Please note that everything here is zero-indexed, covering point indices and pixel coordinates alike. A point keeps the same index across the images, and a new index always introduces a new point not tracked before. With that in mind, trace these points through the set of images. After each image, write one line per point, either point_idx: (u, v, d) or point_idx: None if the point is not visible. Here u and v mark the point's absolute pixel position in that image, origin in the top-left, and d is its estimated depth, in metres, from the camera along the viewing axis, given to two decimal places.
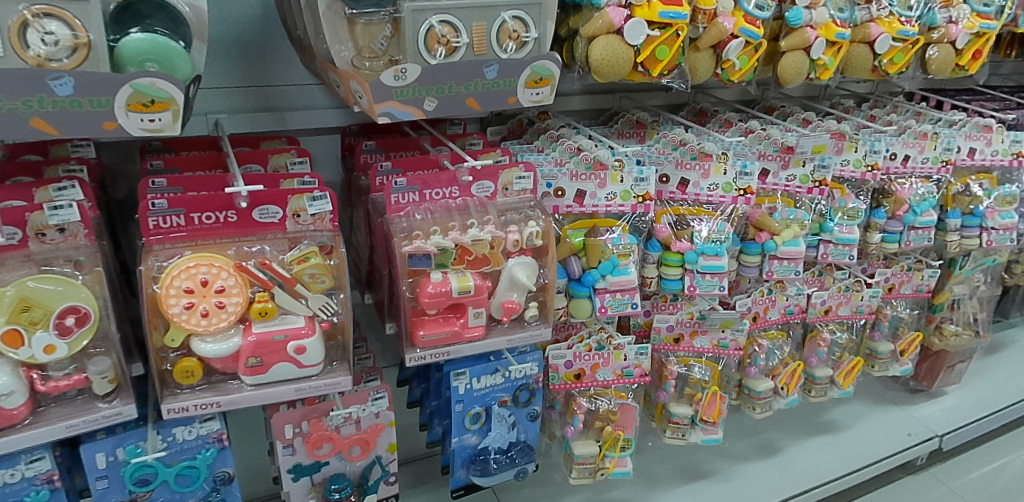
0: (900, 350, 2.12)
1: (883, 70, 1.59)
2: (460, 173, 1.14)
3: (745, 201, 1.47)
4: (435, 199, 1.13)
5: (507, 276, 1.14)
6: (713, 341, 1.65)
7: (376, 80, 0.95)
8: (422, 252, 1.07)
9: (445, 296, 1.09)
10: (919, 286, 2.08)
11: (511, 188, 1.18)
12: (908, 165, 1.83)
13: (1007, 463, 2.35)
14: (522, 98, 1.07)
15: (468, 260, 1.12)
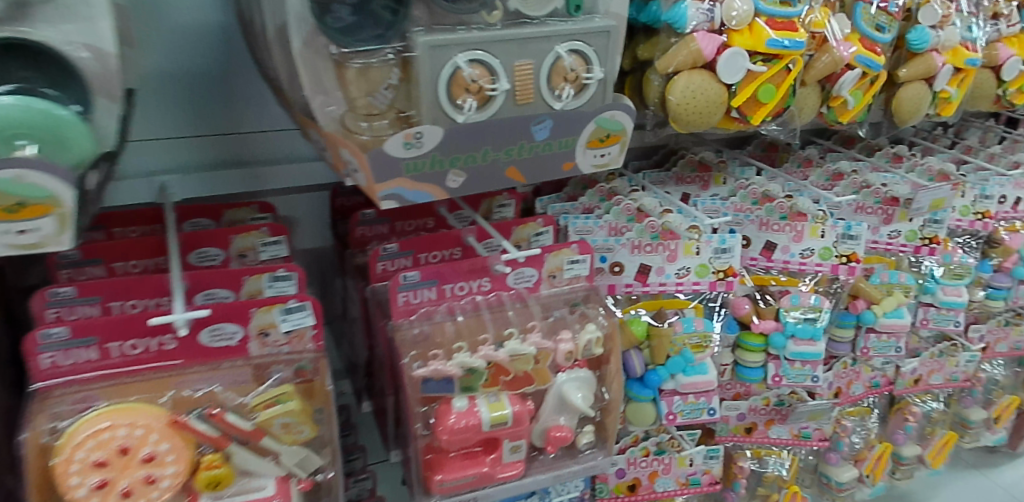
0: (995, 416, 1.80)
1: (1009, 101, 1.27)
2: (494, 260, 0.86)
3: (848, 271, 1.17)
4: (458, 297, 0.86)
5: (555, 396, 0.83)
6: (793, 431, 1.34)
7: (378, 149, 0.65)
8: (442, 376, 0.77)
9: (472, 433, 0.78)
10: (1017, 342, 1.71)
11: (560, 276, 0.90)
12: (1019, 208, 1.53)
13: None
14: (581, 164, 0.78)
15: (505, 380, 0.82)
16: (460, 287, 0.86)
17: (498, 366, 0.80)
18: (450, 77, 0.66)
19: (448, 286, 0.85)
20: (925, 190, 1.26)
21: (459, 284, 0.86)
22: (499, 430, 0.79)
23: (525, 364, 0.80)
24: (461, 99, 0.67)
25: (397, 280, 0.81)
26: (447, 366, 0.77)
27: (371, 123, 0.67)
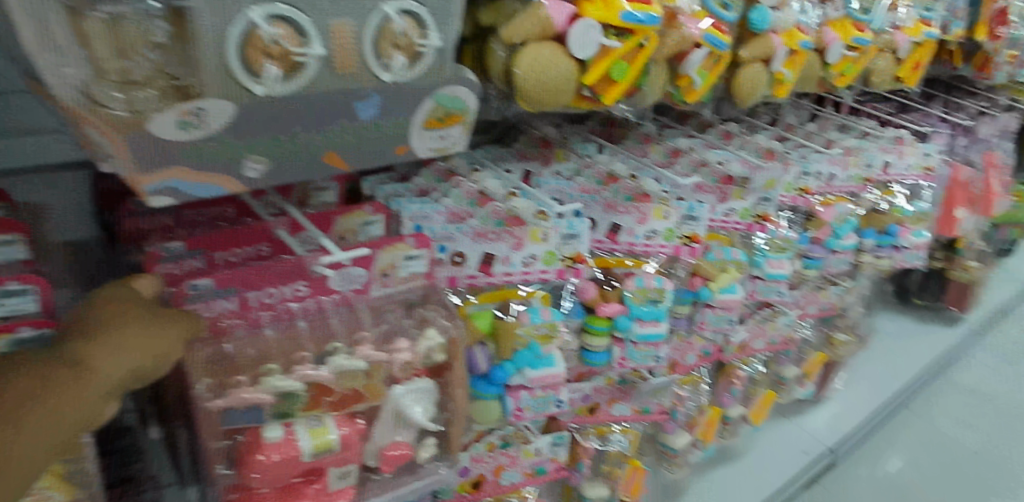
0: (804, 372, 1.96)
1: (831, 83, 1.33)
2: (311, 260, 0.74)
3: (690, 251, 1.17)
4: (268, 306, 0.71)
5: (390, 413, 0.75)
6: (635, 406, 1.34)
7: (143, 129, 0.50)
8: (247, 405, 0.66)
9: (289, 467, 0.67)
10: (824, 305, 1.82)
11: (394, 274, 0.78)
12: (832, 185, 1.64)
13: (903, 469, 2.05)
14: (418, 148, 0.67)
15: (329, 401, 0.71)
16: (269, 295, 0.72)
17: (320, 386, 0.70)
18: (243, 37, 0.51)
19: (255, 295, 0.71)
20: (759, 169, 1.32)
21: (268, 291, 0.72)
22: (324, 459, 0.69)
23: (355, 383, 0.71)
24: (259, 65, 0.53)
25: (184, 289, 0.68)
26: (254, 395, 0.66)
27: (131, 92, 0.50)
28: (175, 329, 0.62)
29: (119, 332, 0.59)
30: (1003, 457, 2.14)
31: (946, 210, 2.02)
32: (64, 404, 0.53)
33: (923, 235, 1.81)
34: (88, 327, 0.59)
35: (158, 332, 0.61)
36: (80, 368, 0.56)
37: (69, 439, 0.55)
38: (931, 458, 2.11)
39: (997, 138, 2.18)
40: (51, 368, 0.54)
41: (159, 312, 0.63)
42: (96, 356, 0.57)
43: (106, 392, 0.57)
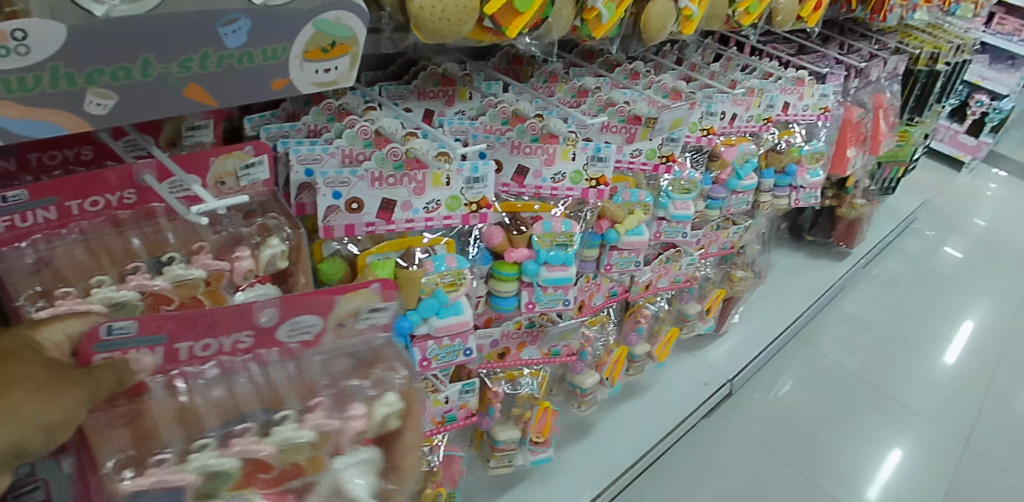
0: (706, 308, 2.02)
1: (736, 21, 1.33)
2: (259, 305, 0.67)
3: (597, 194, 1.15)
4: (201, 356, 0.66)
5: (328, 491, 0.63)
6: (543, 351, 1.35)
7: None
8: (166, 488, 0.55)
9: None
10: (725, 243, 1.88)
11: (349, 324, 0.73)
12: (735, 124, 1.67)
13: (794, 391, 2.18)
14: (301, 81, 0.60)
15: (262, 479, 0.61)
16: (203, 346, 0.65)
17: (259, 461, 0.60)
18: None
19: (184, 345, 0.64)
20: (666, 109, 1.29)
21: (202, 340, 0.65)
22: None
23: (299, 458, 0.62)
24: None
25: (97, 330, 0.58)
26: (180, 473, 0.56)
27: None
28: (76, 401, 0.52)
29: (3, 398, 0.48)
30: (881, 376, 2.30)
31: (838, 149, 2.11)
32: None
33: (818, 175, 1.88)
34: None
35: (59, 395, 0.51)
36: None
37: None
38: (819, 378, 2.25)
39: (885, 80, 2.29)
40: None
41: (64, 378, 0.52)
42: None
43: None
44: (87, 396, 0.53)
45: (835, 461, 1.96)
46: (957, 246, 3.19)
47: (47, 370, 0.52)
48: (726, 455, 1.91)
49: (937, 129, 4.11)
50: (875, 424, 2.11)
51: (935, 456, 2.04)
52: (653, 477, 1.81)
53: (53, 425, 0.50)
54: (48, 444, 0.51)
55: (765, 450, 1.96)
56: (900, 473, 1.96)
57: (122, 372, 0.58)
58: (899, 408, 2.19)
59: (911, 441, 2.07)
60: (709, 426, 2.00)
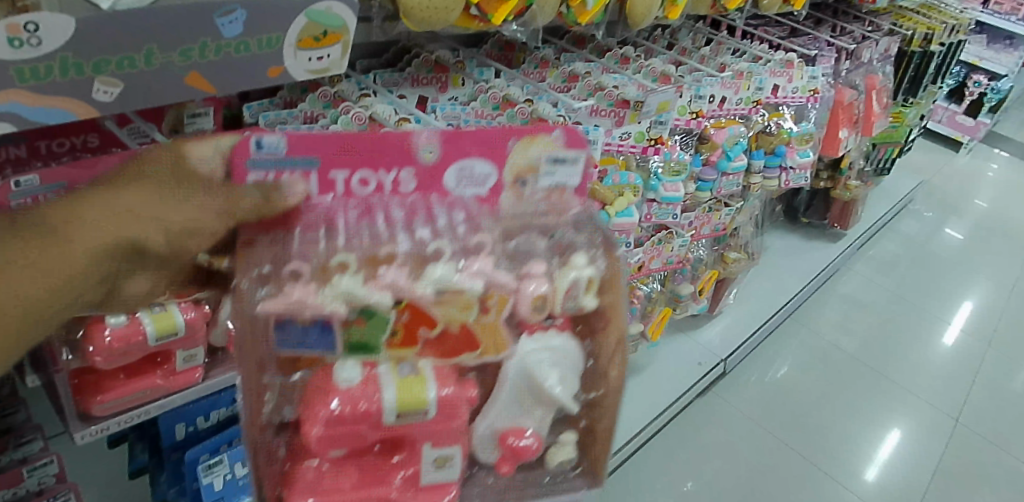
0: (699, 289, 2.05)
1: (723, 5, 1.35)
2: (419, 135, 0.63)
3: None
4: (361, 192, 0.64)
5: (518, 373, 0.67)
6: None
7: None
8: (301, 311, 0.57)
9: (373, 422, 0.61)
10: (716, 225, 1.92)
11: (529, 181, 0.68)
12: (725, 107, 1.68)
13: (789, 371, 2.22)
14: (296, 68, 0.63)
15: (429, 337, 0.62)
16: (362, 181, 0.64)
17: (413, 307, 0.60)
18: None
19: (341, 175, 0.62)
20: (654, 93, 1.32)
21: (361, 173, 0.63)
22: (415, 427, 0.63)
23: (470, 317, 0.62)
24: None
25: (247, 143, 0.57)
26: (325, 302, 0.57)
27: None
28: (203, 210, 0.54)
29: (119, 194, 0.52)
30: (877, 357, 2.34)
31: (830, 130, 2.13)
32: (31, 279, 0.48)
33: (808, 156, 1.91)
34: (83, 188, 0.53)
35: (176, 206, 0.54)
36: (53, 238, 0.50)
37: (41, 315, 0.50)
38: (816, 360, 2.29)
39: (877, 62, 2.31)
40: (31, 234, 0.49)
41: (194, 183, 0.55)
42: (74, 225, 0.50)
43: (90, 262, 0.51)
44: (221, 206, 0.55)
45: (834, 442, 2.00)
46: (956, 227, 3.22)
47: (178, 174, 0.55)
48: (725, 437, 1.96)
49: (936, 110, 4.12)
50: (873, 405, 2.15)
51: (932, 437, 2.09)
52: (646, 457, 1.87)
53: (174, 228, 0.54)
54: (166, 247, 0.54)
55: (765, 432, 2.00)
56: (898, 454, 2.00)
57: (271, 192, 0.57)
58: (897, 389, 2.23)
59: (908, 421, 2.12)
60: (704, 406, 2.04)
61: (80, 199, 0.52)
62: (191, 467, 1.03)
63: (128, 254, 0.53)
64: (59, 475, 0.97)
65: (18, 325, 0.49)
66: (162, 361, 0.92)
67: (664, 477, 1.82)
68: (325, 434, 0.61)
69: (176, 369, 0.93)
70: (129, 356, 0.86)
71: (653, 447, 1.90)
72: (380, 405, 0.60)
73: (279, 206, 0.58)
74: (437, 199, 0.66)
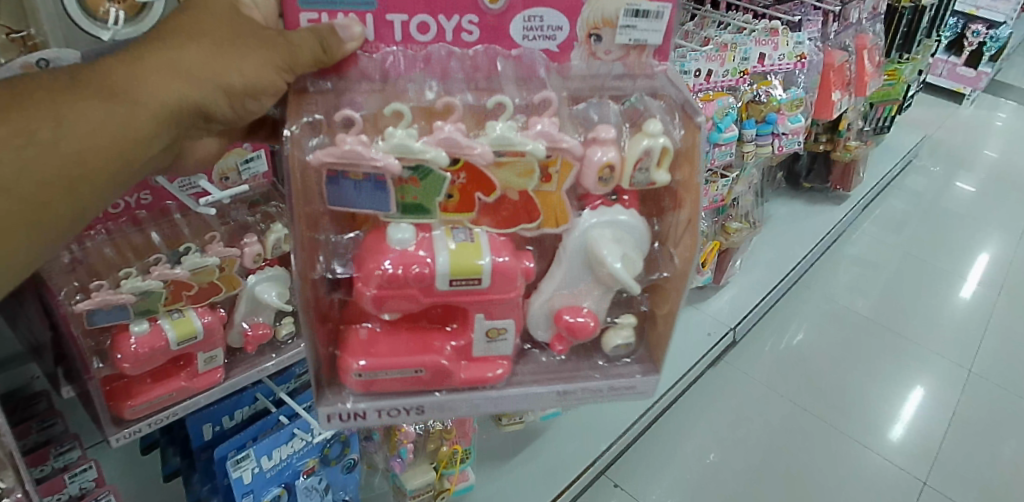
0: (701, 262, 2.09)
1: None
2: None
3: None
4: (421, 38, 0.68)
5: (579, 248, 0.70)
6: None
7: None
8: (348, 159, 0.60)
9: (425, 285, 0.66)
10: (714, 197, 1.96)
11: (605, 41, 0.68)
12: (711, 80, 1.70)
13: (804, 336, 2.24)
14: None
15: (487, 201, 0.66)
16: (423, 28, 0.67)
17: (471, 170, 0.63)
18: None
19: (398, 18, 0.66)
20: None
21: (422, 18, 0.67)
22: (469, 292, 0.68)
23: (527, 184, 0.65)
24: (102, 10, 0.70)
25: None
26: (374, 153, 0.60)
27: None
28: (261, 67, 0.61)
29: (169, 52, 0.60)
30: (893, 316, 2.36)
31: (822, 93, 2.14)
32: (90, 122, 0.57)
33: (799, 121, 1.93)
34: (140, 45, 0.60)
35: (223, 63, 0.61)
36: (123, 96, 0.58)
37: (125, 165, 0.60)
38: (830, 322, 2.31)
39: (866, 21, 2.30)
40: (93, 88, 0.58)
41: (243, 45, 0.61)
42: (138, 84, 0.58)
43: (158, 117, 0.60)
44: (278, 61, 0.61)
45: (855, 403, 2.03)
46: (967, 180, 3.21)
47: (230, 30, 0.62)
48: (742, 405, 1.99)
49: (936, 64, 4.09)
50: (890, 363, 2.17)
51: (953, 390, 2.12)
52: (664, 428, 1.91)
53: (236, 89, 0.61)
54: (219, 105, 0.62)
55: (786, 400, 2.03)
56: (921, 412, 2.03)
57: (327, 41, 0.62)
58: (915, 346, 2.25)
59: (928, 379, 2.14)
60: (716, 375, 2.08)
61: (137, 56, 0.59)
62: (219, 464, 1.09)
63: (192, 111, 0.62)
64: (99, 480, 1.04)
65: (105, 172, 0.59)
66: (185, 364, 0.98)
67: (686, 448, 1.86)
68: (377, 295, 0.66)
69: (199, 371, 0.98)
70: (155, 360, 0.91)
71: (670, 419, 1.93)
72: (434, 264, 0.65)
73: (337, 55, 0.63)
74: (501, 50, 0.68)
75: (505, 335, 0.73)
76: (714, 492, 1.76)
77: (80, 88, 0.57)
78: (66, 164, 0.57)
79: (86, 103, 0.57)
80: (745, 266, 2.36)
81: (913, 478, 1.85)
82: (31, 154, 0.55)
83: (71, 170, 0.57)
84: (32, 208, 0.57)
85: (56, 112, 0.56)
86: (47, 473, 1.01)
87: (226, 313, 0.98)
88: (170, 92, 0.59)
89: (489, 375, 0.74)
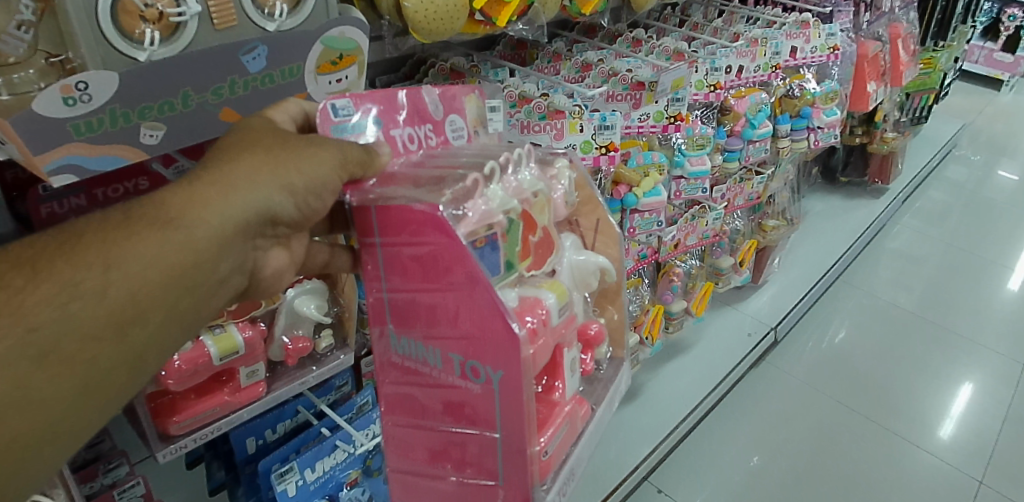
0: (739, 260, 1.95)
1: (575, 11, 1.17)
2: (427, 92, 0.75)
3: (676, 128, 1.41)
4: (412, 149, 0.73)
5: (570, 275, 0.73)
6: (698, 236, 1.68)
7: (27, 110, 0.61)
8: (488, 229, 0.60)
9: (547, 327, 0.64)
10: (750, 196, 1.86)
11: (480, 130, 0.83)
12: (743, 76, 1.64)
13: (850, 334, 2.17)
14: (318, 88, 0.83)
15: (534, 243, 0.69)
16: (411, 139, 0.73)
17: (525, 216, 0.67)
18: (115, 8, 0.64)
19: (399, 132, 0.72)
20: (666, 71, 1.32)
21: (407, 131, 0.73)
22: (568, 327, 0.68)
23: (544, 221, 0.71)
24: (138, 31, 0.66)
25: (328, 110, 0.68)
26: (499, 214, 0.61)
27: (13, 74, 0.63)
28: (325, 173, 0.58)
29: (223, 169, 0.54)
30: (939, 312, 2.28)
31: (857, 85, 2.08)
32: (146, 256, 0.49)
33: (834, 114, 1.89)
34: (193, 173, 0.54)
35: (280, 172, 0.56)
36: (182, 222, 0.51)
37: (189, 299, 0.52)
38: (872, 318, 2.24)
39: (899, 10, 2.25)
40: (146, 221, 0.50)
41: (297, 148, 0.58)
42: (188, 209, 0.51)
43: (221, 238, 0.53)
44: (333, 161, 0.58)
45: (906, 405, 1.93)
46: (1009, 168, 3.10)
47: (283, 134, 0.59)
48: (788, 410, 1.89)
49: (971, 50, 3.96)
50: (936, 359, 2.09)
51: (1005, 385, 2.02)
52: (709, 429, 1.81)
53: (296, 191, 0.56)
54: (280, 210, 0.56)
55: (835, 401, 1.93)
56: (974, 408, 1.94)
57: (370, 153, 0.63)
58: (963, 341, 2.17)
59: (979, 374, 2.05)
60: (760, 378, 1.99)
61: (194, 179, 0.53)
62: (266, 480, 1.10)
63: (259, 221, 0.56)
64: (146, 496, 1.09)
65: (165, 311, 0.50)
66: (228, 379, 0.99)
67: (728, 448, 1.77)
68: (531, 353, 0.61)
69: (241, 386, 0.99)
70: (198, 376, 0.92)
71: (715, 419, 1.85)
72: (550, 309, 0.64)
73: (376, 167, 0.63)
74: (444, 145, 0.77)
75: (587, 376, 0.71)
76: (761, 492, 1.66)
77: (133, 222, 0.50)
78: (117, 314, 0.48)
79: (138, 241, 0.49)
80: (782, 265, 2.25)
81: (968, 477, 1.74)
82: (76, 309, 0.46)
83: (125, 316, 0.48)
84: (83, 365, 0.47)
85: (107, 253, 0.48)
86: (96, 490, 1.05)
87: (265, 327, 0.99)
88: (232, 210, 0.53)
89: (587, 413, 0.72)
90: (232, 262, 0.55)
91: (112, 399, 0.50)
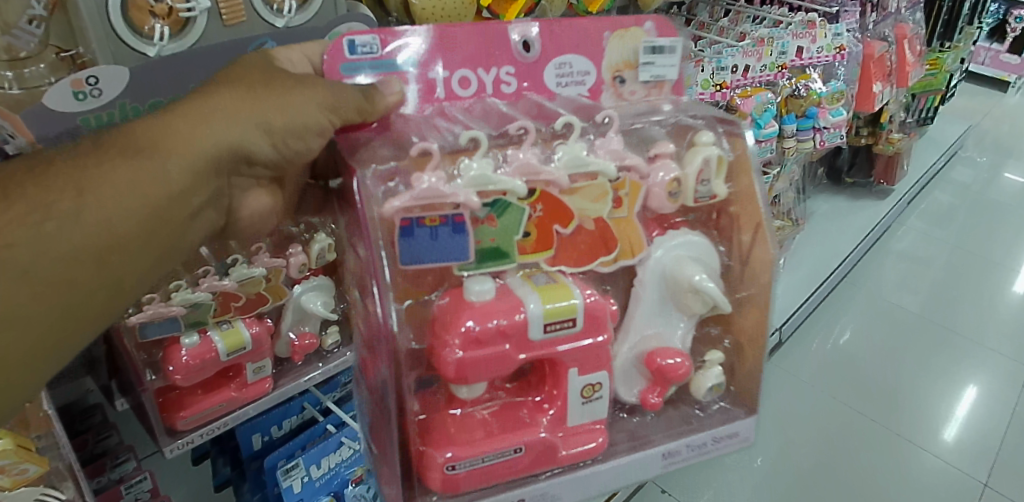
0: None
1: (583, 8, 1.17)
2: (521, 31, 0.75)
3: None
4: (462, 92, 0.75)
5: (658, 277, 0.74)
6: None
7: (39, 104, 0.63)
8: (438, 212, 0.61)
9: (519, 336, 0.63)
10: None
11: (630, 77, 0.80)
12: (749, 75, 1.66)
13: (855, 334, 2.16)
14: None
15: (561, 236, 0.68)
16: (463, 81, 0.75)
17: (545, 200, 0.66)
18: (125, 4, 0.64)
19: (440, 75, 0.73)
20: None
21: (463, 72, 0.74)
22: (565, 346, 0.66)
23: (606, 209, 0.68)
24: (148, 26, 0.66)
25: (342, 45, 0.70)
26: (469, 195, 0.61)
27: (23, 69, 0.64)
28: (303, 112, 0.62)
29: (202, 105, 0.59)
30: (945, 313, 2.27)
31: (863, 84, 2.07)
32: (119, 183, 0.55)
33: (840, 114, 1.88)
34: (174, 108, 0.60)
35: (254, 108, 0.60)
36: (156, 152, 0.57)
37: (160, 227, 0.57)
38: (877, 319, 2.23)
39: (906, 10, 2.24)
40: (122, 151, 0.56)
41: (275, 87, 0.62)
42: (162, 140, 0.57)
43: (193, 173, 0.58)
44: (314, 101, 0.62)
45: (909, 406, 1.92)
46: (1015, 170, 3.10)
47: (269, 74, 0.64)
48: (791, 410, 1.89)
49: (976, 52, 3.95)
50: (942, 361, 2.09)
51: (1010, 388, 2.02)
52: None
53: (269, 129, 0.61)
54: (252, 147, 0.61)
55: (843, 405, 1.91)
56: (978, 411, 1.93)
57: (373, 94, 0.66)
58: (968, 343, 2.16)
59: (985, 376, 2.04)
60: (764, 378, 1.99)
61: (174, 112, 0.59)
62: (272, 476, 1.10)
63: (232, 158, 0.61)
64: (153, 492, 1.08)
65: (136, 239, 0.56)
66: (235, 374, 0.99)
67: None
68: (466, 360, 0.61)
69: (248, 381, 0.99)
70: (205, 371, 0.92)
71: None
72: (528, 317, 0.63)
73: (379, 111, 0.67)
74: (534, 91, 0.77)
75: (600, 396, 0.70)
76: (765, 494, 1.65)
77: (109, 151, 0.56)
78: (92, 234, 0.54)
79: (112, 169, 0.55)
80: (786, 265, 2.25)
81: (972, 478, 1.74)
82: (52, 228, 0.52)
83: (97, 242, 0.54)
84: (58, 285, 0.53)
85: (82, 178, 0.54)
86: (104, 484, 1.05)
87: (273, 323, 1.00)
88: (204, 143, 0.58)
89: (591, 440, 0.70)
90: (205, 195, 0.60)
91: (93, 317, 0.56)
